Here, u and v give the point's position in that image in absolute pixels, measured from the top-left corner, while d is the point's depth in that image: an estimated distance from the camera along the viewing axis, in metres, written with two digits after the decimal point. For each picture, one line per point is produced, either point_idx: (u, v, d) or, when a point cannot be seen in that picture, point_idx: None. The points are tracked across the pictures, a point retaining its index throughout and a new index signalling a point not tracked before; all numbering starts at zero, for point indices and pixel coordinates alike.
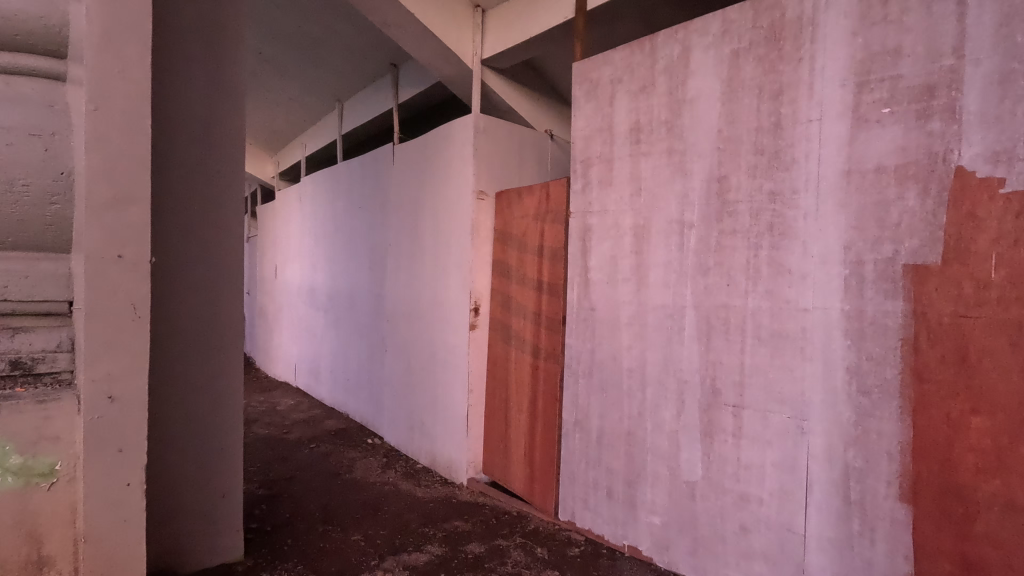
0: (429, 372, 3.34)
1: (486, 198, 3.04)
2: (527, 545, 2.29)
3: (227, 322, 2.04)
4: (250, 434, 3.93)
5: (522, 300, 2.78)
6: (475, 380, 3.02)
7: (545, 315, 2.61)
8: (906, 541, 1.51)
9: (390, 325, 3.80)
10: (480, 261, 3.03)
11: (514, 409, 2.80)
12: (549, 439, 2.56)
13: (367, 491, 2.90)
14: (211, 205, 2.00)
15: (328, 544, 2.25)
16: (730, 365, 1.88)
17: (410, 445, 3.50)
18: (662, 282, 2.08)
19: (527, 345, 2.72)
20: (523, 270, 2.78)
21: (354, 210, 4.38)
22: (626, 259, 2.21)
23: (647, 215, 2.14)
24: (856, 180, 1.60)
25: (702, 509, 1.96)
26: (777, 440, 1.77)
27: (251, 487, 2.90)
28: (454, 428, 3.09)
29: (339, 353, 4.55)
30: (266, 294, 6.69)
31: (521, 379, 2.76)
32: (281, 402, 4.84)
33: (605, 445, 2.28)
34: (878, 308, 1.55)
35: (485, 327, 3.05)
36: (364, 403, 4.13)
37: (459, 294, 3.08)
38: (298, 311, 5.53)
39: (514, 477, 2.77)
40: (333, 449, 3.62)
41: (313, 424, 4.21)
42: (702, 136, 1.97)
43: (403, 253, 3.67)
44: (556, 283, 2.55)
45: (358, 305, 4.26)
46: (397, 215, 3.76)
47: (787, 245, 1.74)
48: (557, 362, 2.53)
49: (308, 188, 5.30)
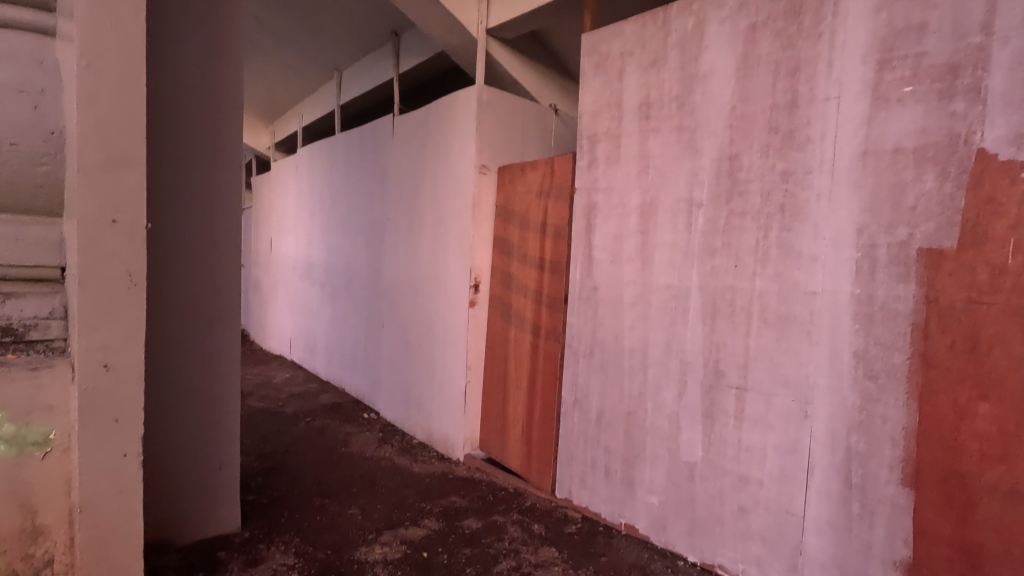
0: (428, 348, 3.32)
1: (488, 173, 2.98)
2: (523, 522, 2.29)
3: (225, 293, 2.00)
4: (245, 407, 3.91)
5: (522, 278, 2.75)
6: (474, 357, 3.00)
7: (547, 294, 2.58)
8: (906, 526, 1.51)
9: (388, 300, 3.77)
10: (481, 237, 2.99)
11: (513, 387, 2.79)
12: (547, 418, 2.55)
13: (363, 466, 2.90)
14: (208, 172, 1.94)
15: (326, 518, 2.25)
16: (735, 348, 1.86)
17: (407, 421, 3.49)
18: (668, 262, 2.05)
19: (528, 324, 2.69)
20: (525, 248, 2.74)
21: (352, 182, 4.30)
22: (632, 237, 2.18)
23: (655, 193, 2.10)
24: (873, 162, 1.56)
25: (700, 489, 1.96)
26: (780, 424, 1.76)
27: (247, 460, 2.89)
28: (452, 404, 3.08)
29: (336, 327, 4.52)
30: (262, 266, 6.62)
31: (520, 357, 2.74)
32: (276, 375, 4.82)
33: (605, 425, 2.28)
34: (889, 293, 1.53)
35: (484, 305, 3.02)
36: (361, 377, 4.12)
37: (459, 271, 3.04)
38: (293, 285, 5.48)
39: (511, 455, 2.77)
40: (330, 424, 3.61)
41: (308, 398, 4.19)
42: (714, 113, 1.91)
43: (402, 229, 3.61)
44: (558, 261, 2.52)
45: (356, 279, 4.22)
46: (396, 189, 3.70)
47: (798, 227, 1.71)
48: (557, 341, 2.51)
49: (305, 160, 5.20)
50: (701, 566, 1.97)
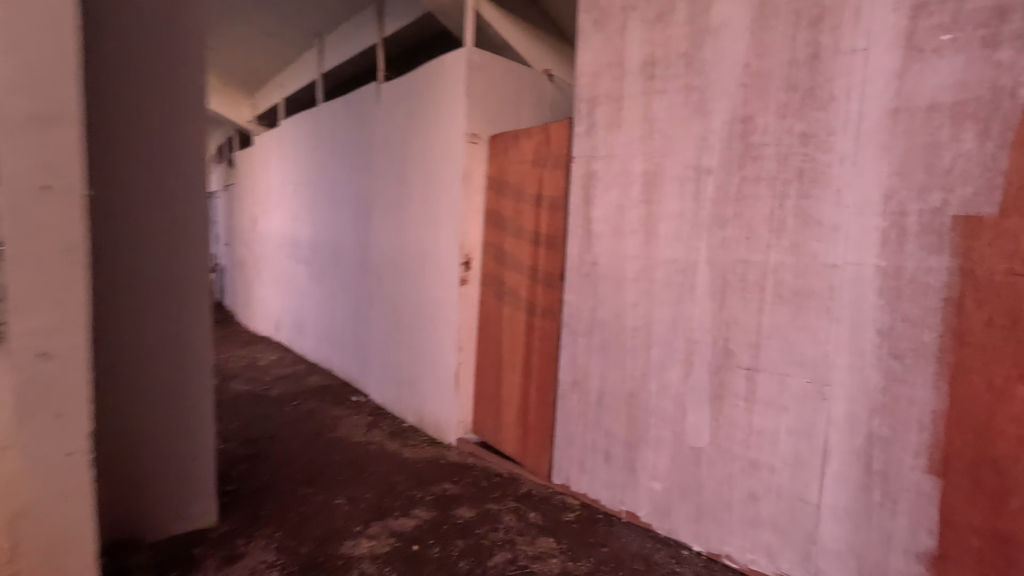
0: (418, 328, 3.18)
1: (479, 142, 2.80)
2: (519, 510, 2.18)
3: (193, 270, 1.85)
4: (228, 390, 3.76)
5: (517, 254, 2.60)
6: (466, 337, 2.87)
7: (543, 270, 2.43)
8: (932, 515, 1.41)
9: (375, 278, 3.61)
10: (472, 211, 2.83)
11: (507, 368, 2.66)
12: (544, 400, 2.43)
13: (352, 452, 2.77)
14: (170, 138, 1.78)
15: (310, 508, 2.13)
16: (746, 325, 1.73)
17: (398, 403, 3.37)
18: (674, 234, 1.91)
19: (522, 302, 2.55)
20: (519, 222, 2.59)
21: (337, 155, 4.10)
22: (635, 208, 2.03)
23: (659, 160, 1.94)
24: (904, 121, 1.41)
25: (707, 475, 1.85)
26: (795, 406, 1.64)
27: (228, 446, 2.75)
28: (443, 386, 2.96)
29: (323, 307, 4.36)
30: (246, 245, 6.41)
31: (515, 337, 2.60)
32: (262, 356, 4.67)
33: (605, 408, 2.16)
34: (919, 264, 1.39)
35: (476, 282, 2.88)
36: (349, 359, 3.98)
37: (450, 246, 2.89)
38: (278, 263, 5.29)
39: (506, 439, 2.65)
40: (317, 407, 3.47)
41: (295, 380, 4.05)
42: (725, 71, 1.75)
43: (389, 203, 3.44)
44: (554, 235, 2.37)
45: (342, 257, 4.05)
46: (382, 161, 3.51)
47: (817, 194, 1.57)
48: (555, 320, 2.37)
49: (287, 132, 4.98)
50: (707, 555, 1.87)
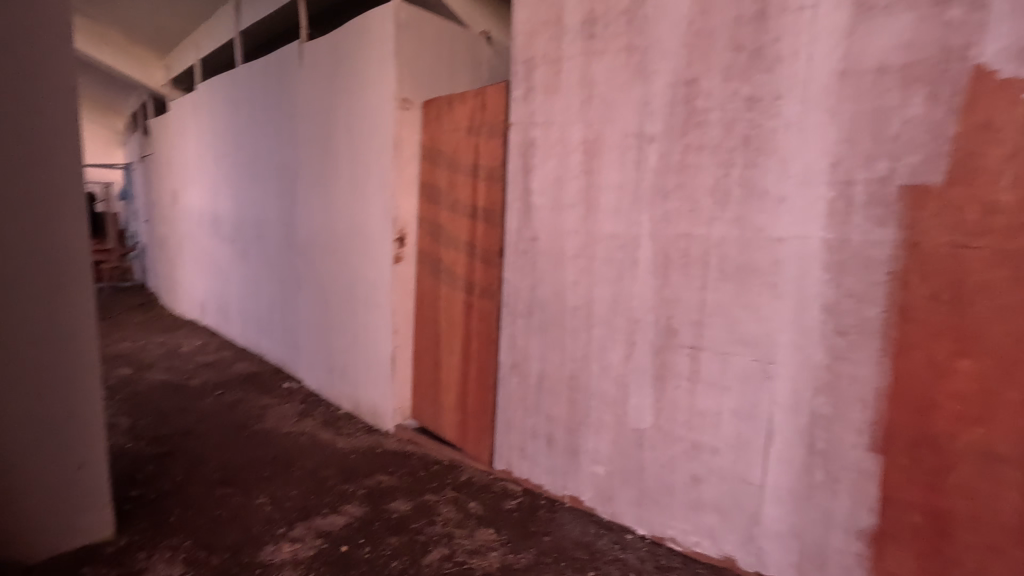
0: (350, 310, 2.97)
1: (411, 108, 2.59)
2: (458, 500, 2.07)
3: (69, 252, 1.61)
4: (142, 381, 3.44)
5: (453, 230, 2.43)
6: (402, 319, 2.69)
7: (480, 247, 2.28)
8: (872, 493, 1.38)
9: (304, 257, 3.35)
10: (405, 183, 2.62)
11: (445, 350, 2.51)
12: (484, 384, 2.30)
13: (279, 445, 2.57)
14: (30, 97, 1.53)
15: (226, 511, 1.94)
16: (689, 303, 1.65)
17: (331, 390, 3.17)
18: (616, 207, 1.79)
19: (460, 281, 2.40)
20: (454, 195, 2.42)
21: (258, 123, 3.76)
22: (575, 179, 1.90)
23: (600, 127, 1.81)
24: (852, 84, 1.33)
25: (650, 458, 1.78)
26: (738, 386, 1.58)
27: (136, 446, 2.49)
28: (379, 370, 2.79)
29: (249, 288, 4.05)
30: (166, 222, 5.92)
31: (453, 317, 2.45)
32: (184, 343, 4.31)
33: (545, 391, 2.05)
34: (865, 237, 1.33)
35: (411, 260, 2.69)
36: (279, 343, 3.72)
37: (381, 222, 2.68)
38: (201, 241, 4.89)
39: (445, 425, 2.52)
40: (243, 397, 3.23)
41: (220, 368, 3.76)
42: (668, 29, 1.62)
43: (316, 175, 3.18)
44: (491, 209, 2.21)
45: (268, 234, 3.75)
46: (307, 129, 3.23)
47: (763, 163, 1.48)
48: (493, 300, 2.23)
49: (204, 97, 4.55)
50: (650, 539, 1.82)
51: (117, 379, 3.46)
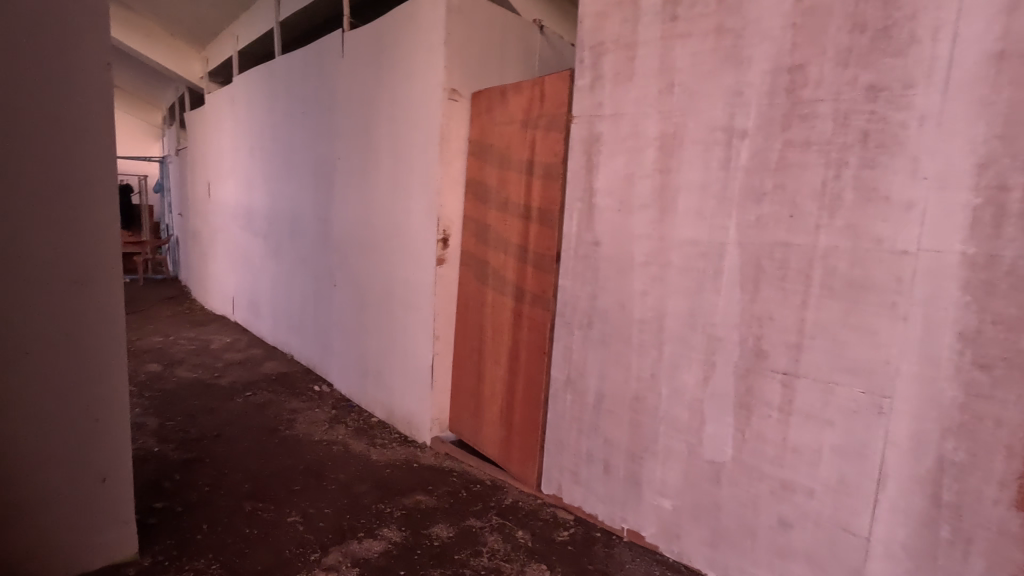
0: (387, 313, 2.82)
1: (460, 100, 2.42)
2: (505, 528, 1.89)
3: (98, 249, 1.49)
4: (172, 379, 3.35)
5: (502, 231, 2.25)
6: (442, 324, 2.53)
7: (532, 251, 2.10)
8: (1017, 559, 1.15)
9: (339, 255, 3.22)
10: (450, 180, 2.46)
11: (489, 360, 2.34)
12: (532, 400, 2.12)
13: (310, 454, 2.43)
14: (60, 78, 1.40)
15: (256, 530, 1.79)
16: (784, 322, 1.44)
17: (364, 395, 3.02)
18: (696, 210, 1.59)
19: (508, 287, 2.22)
20: (504, 193, 2.24)
21: (296, 115, 3.65)
22: (648, 178, 1.70)
23: (679, 120, 1.62)
24: (1010, 69, 1.10)
25: (728, 495, 1.58)
26: (842, 421, 1.36)
27: (163, 450, 2.37)
28: (416, 378, 2.63)
29: (281, 285, 3.94)
30: (199, 215, 5.89)
31: (499, 325, 2.27)
32: (214, 339, 4.23)
33: (604, 411, 1.86)
34: (1020, 253, 1.11)
35: (454, 262, 2.52)
36: (310, 343, 3.60)
37: (424, 221, 2.53)
38: (234, 236, 4.81)
39: (487, 440, 2.35)
40: (273, 399, 3.10)
41: (250, 366, 3.65)
42: (769, 8, 1.42)
43: (355, 171, 3.04)
44: (547, 210, 2.03)
45: (302, 230, 3.64)
46: (347, 122, 3.09)
47: (885, 163, 1.26)
48: (546, 308, 2.04)
49: (241, 90, 4.47)
50: None
51: (147, 375, 3.38)
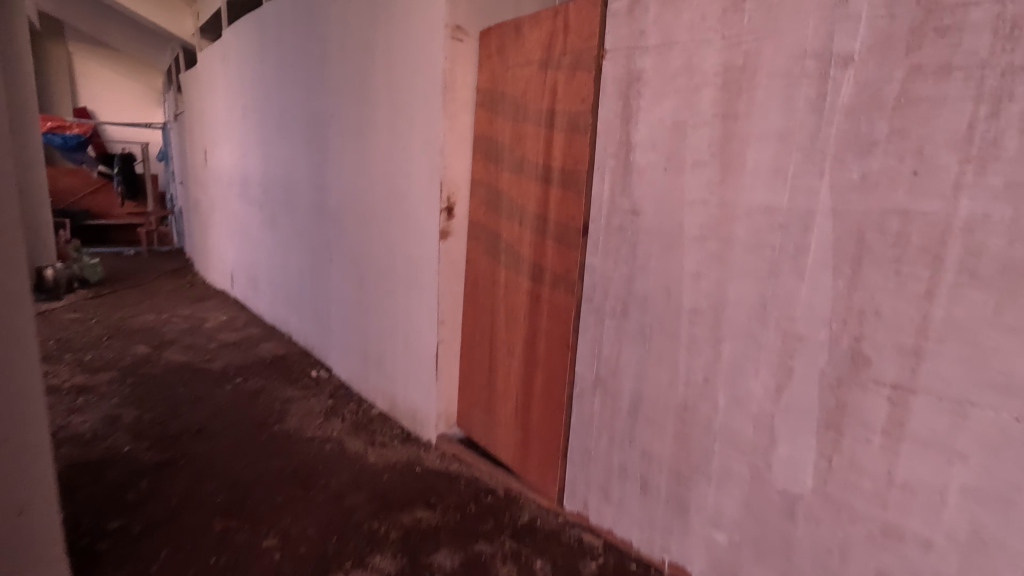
0: (388, 294, 2.49)
1: (466, 40, 2.02)
2: (520, 555, 1.59)
3: None
4: (159, 362, 3.08)
5: (517, 199, 1.88)
6: (448, 307, 2.19)
7: (553, 222, 1.73)
8: None
9: (335, 227, 2.88)
10: (455, 138, 2.07)
11: (502, 350, 2.00)
12: (553, 400, 1.78)
13: (300, 456, 2.14)
14: None
15: (224, 559, 1.52)
16: (897, 319, 1.06)
17: (365, 383, 2.72)
18: (773, 168, 1.21)
19: (524, 265, 1.86)
20: (520, 152, 1.86)
21: (287, 69, 3.26)
22: (706, 127, 1.31)
23: (751, 47, 1.21)
24: None
25: (805, 536, 1.24)
26: (980, 455, 0.99)
27: (134, 450, 2.10)
28: (420, 368, 2.30)
29: (278, 259, 3.63)
30: (198, 183, 5.57)
31: (514, 310, 1.92)
32: (210, 317, 3.95)
33: (642, 420, 1.52)
34: None
35: (462, 235, 2.17)
36: (308, 323, 3.30)
37: (426, 188, 2.16)
38: (231, 205, 4.49)
39: (501, 442, 2.03)
40: (266, 386, 2.82)
41: (245, 348, 3.37)
42: None
43: (350, 131, 2.67)
44: (571, 171, 1.64)
45: (297, 199, 3.30)
46: (340, 75, 2.70)
47: None
48: (570, 291, 1.68)
49: (232, 44, 4.08)
50: None
51: (133, 358, 3.12)
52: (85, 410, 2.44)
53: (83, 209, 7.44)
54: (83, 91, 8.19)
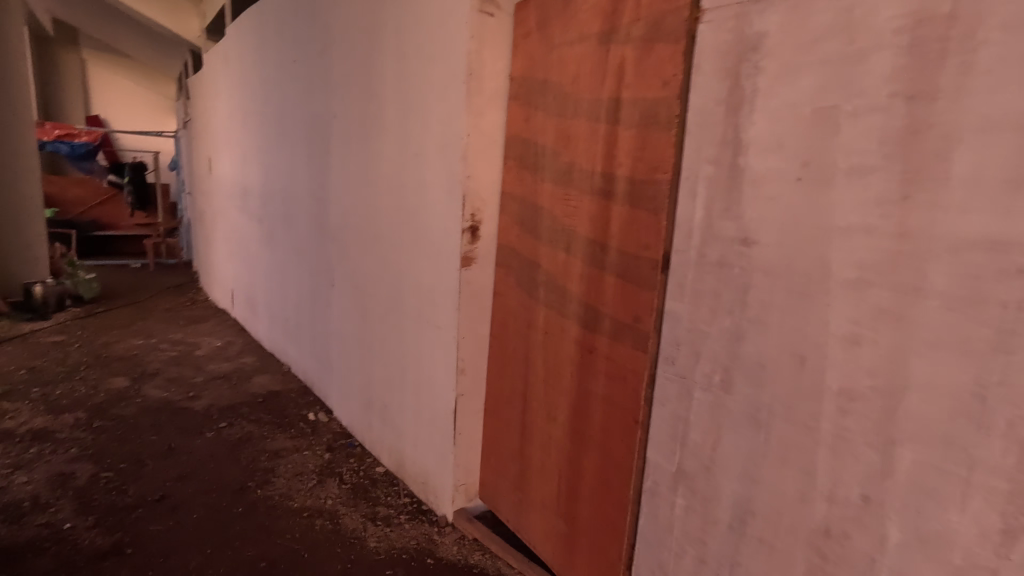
0: (396, 330, 2.05)
1: (498, 15, 1.59)
2: None
3: None
4: (135, 400, 2.68)
5: (562, 220, 1.43)
6: (471, 352, 1.75)
7: (615, 250, 1.27)
8: None
9: (337, 246, 2.46)
10: (482, 141, 1.64)
11: (541, 412, 1.55)
12: (612, 491, 1.32)
13: (281, 540, 1.70)
14: None
15: None
16: None
17: (368, 433, 2.28)
18: (1007, 179, 0.73)
19: (572, 306, 1.41)
20: (567, 157, 1.41)
21: (287, 66, 2.88)
22: (875, 115, 0.85)
23: None
24: None
25: None
26: None
27: (75, 530, 1.69)
28: (435, 425, 1.86)
29: (277, 279, 3.23)
30: (202, 193, 5.22)
31: (558, 364, 1.47)
32: (203, 342, 3.56)
33: (751, 542, 1.05)
34: None
35: (488, 262, 1.72)
36: (307, 354, 2.88)
37: (444, 202, 1.73)
38: (232, 218, 4.13)
39: (537, 532, 1.58)
40: (253, 434, 2.39)
41: (235, 382, 2.96)
42: None
43: (353, 135, 2.26)
44: (645, 182, 1.19)
45: (296, 213, 2.90)
46: (344, 69, 2.30)
47: None
48: (640, 347, 1.22)
49: (234, 42, 3.72)
50: None
51: (106, 395, 2.72)
52: (32, 467, 2.03)
53: (91, 220, 7.19)
54: (95, 99, 7.97)
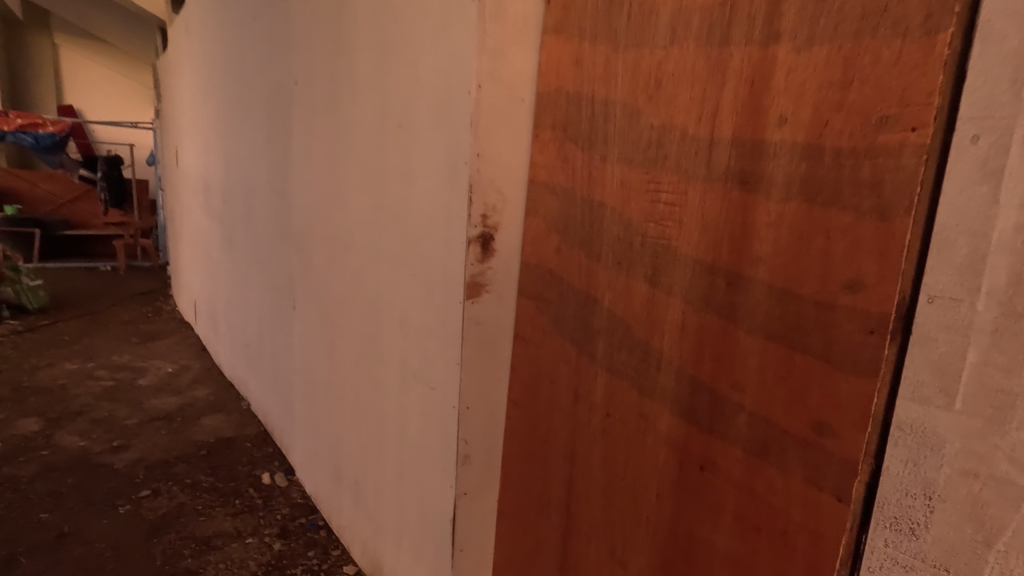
0: (373, 381, 1.44)
1: None
2: None
3: None
4: (39, 453, 2.07)
5: (643, 228, 0.82)
6: (481, 428, 1.15)
7: (767, 290, 0.66)
8: None
9: (299, 256, 1.85)
10: (502, 103, 1.04)
11: (598, 545, 0.93)
12: None
13: None
14: None
15: None
16: None
17: (337, 514, 1.67)
18: None
19: (665, 379, 0.80)
20: (657, 116, 0.80)
21: (246, 25, 2.27)
22: None
23: None
24: None
25: None
26: None
27: None
28: (427, 529, 1.25)
29: (237, 293, 2.62)
30: (171, 189, 4.61)
31: (633, 475, 0.86)
32: (151, 368, 2.95)
33: None
34: None
35: (510, 291, 1.12)
36: (268, 391, 2.26)
37: (443, 198, 1.13)
38: (195, 218, 3.52)
39: None
40: (182, 509, 1.77)
41: (178, 425, 2.34)
42: None
43: (319, 105, 1.65)
44: (852, 155, 0.58)
45: (255, 212, 2.29)
46: (307, 15, 1.69)
47: None
48: (826, 486, 0.61)
49: (195, 8, 3.12)
50: None
51: (3, 446, 2.10)
52: None
53: (59, 218, 6.58)
54: (69, 88, 7.34)
